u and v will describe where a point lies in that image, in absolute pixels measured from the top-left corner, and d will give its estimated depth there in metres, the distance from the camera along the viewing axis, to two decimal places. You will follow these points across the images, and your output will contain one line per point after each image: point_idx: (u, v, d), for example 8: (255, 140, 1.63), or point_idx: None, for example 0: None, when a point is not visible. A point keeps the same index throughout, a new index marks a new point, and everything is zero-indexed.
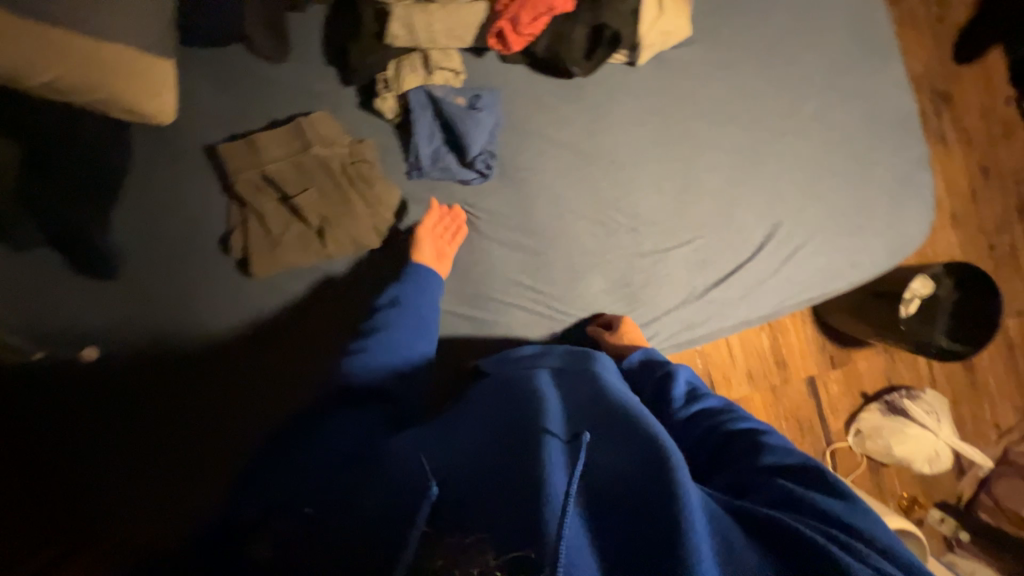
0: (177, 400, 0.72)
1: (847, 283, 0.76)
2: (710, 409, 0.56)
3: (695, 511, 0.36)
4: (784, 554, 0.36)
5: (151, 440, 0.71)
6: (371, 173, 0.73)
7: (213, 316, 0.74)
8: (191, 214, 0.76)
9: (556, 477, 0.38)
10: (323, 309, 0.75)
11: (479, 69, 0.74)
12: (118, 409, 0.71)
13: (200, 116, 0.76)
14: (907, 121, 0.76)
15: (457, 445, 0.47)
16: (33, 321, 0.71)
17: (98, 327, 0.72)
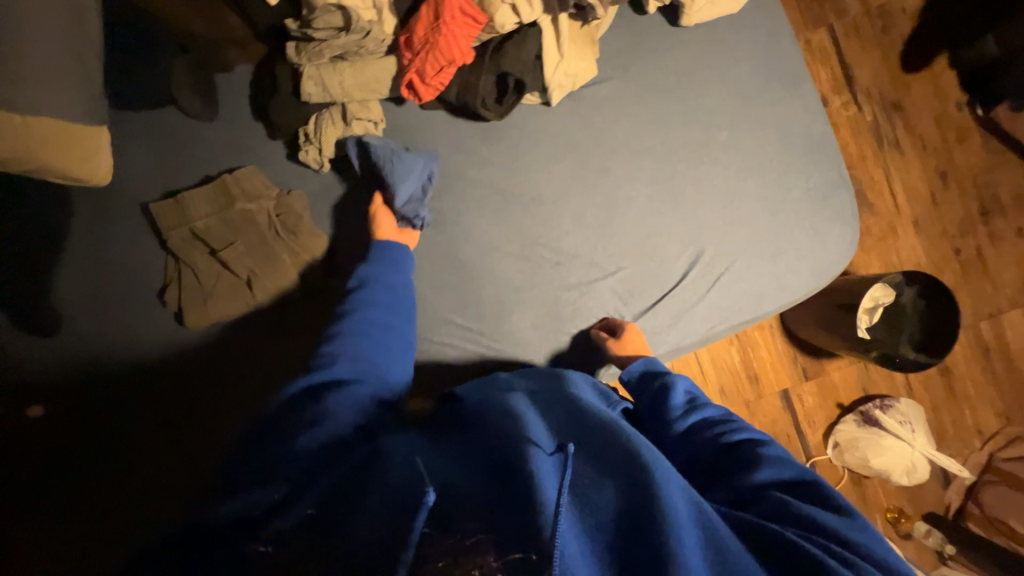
0: (169, 424, 0.76)
1: (775, 305, 0.77)
2: (709, 418, 0.59)
3: (683, 523, 0.39)
4: (778, 561, 0.40)
5: (150, 463, 0.75)
6: (298, 223, 0.75)
7: (188, 347, 0.77)
8: (128, 270, 0.78)
9: (547, 487, 0.41)
10: (293, 334, 0.76)
11: (398, 118, 0.77)
12: (114, 436, 0.75)
13: (135, 177, 0.78)
14: (822, 144, 0.77)
15: (453, 457, 0.49)
16: None
17: (54, 379, 0.76)
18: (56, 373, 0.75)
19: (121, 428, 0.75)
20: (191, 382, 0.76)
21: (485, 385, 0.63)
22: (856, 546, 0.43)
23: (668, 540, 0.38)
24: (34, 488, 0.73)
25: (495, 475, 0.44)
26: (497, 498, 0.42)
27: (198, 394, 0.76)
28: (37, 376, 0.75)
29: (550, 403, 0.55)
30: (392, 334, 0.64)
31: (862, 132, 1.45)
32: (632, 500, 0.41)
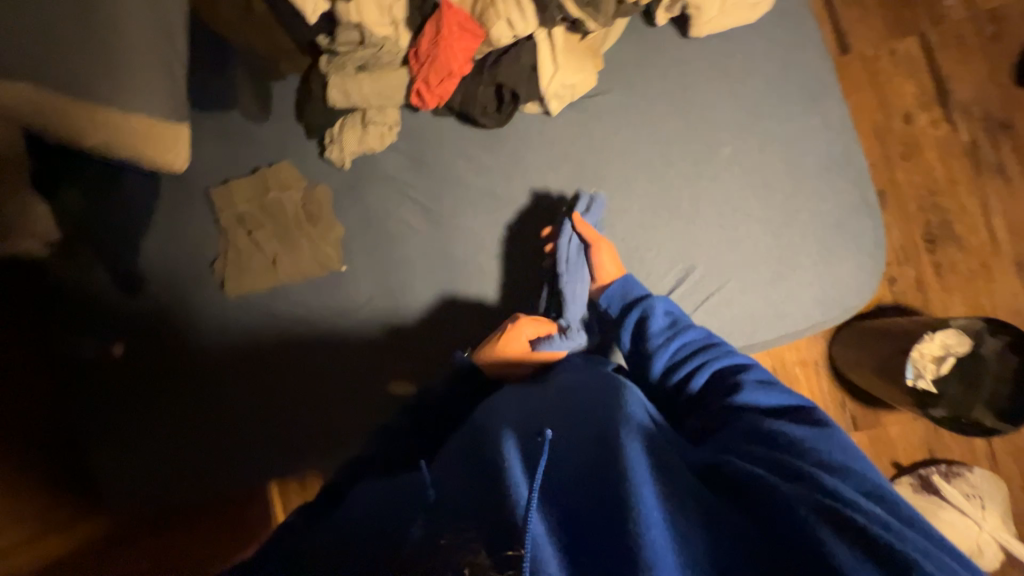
0: (230, 386, 0.91)
1: (772, 334, 0.72)
2: (691, 361, 0.60)
3: (642, 485, 0.38)
4: (732, 491, 0.41)
5: (220, 419, 0.91)
6: (320, 213, 0.86)
7: (236, 315, 0.90)
8: (193, 243, 0.96)
9: (519, 481, 0.39)
10: (327, 312, 0.87)
11: (412, 123, 0.84)
12: (189, 395, 0.92)
13: (203, 166, 0.95)
14: (842, 164, 0.71)
15: (441, 470, 0.47)
16: (89, 321, 0.96)
17: (138, 332, 0.95)
18: (141, 328, 0.95)
19: (191, 383, 0.92)
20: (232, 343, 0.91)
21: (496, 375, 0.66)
22: (822, 458, 0.45)
23: (629, 496, 0.36)
24: (116, 424, 0.93)
25: (473, 473, 0.42)
26: (474, 489, 0.40)
27: (241, 357, 0.91)
28: (128, 325, 0.96)
29: (532, 396, 0.55)
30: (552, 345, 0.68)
31: (955, 155, 1.25)
32: (597, 456, 0.41)
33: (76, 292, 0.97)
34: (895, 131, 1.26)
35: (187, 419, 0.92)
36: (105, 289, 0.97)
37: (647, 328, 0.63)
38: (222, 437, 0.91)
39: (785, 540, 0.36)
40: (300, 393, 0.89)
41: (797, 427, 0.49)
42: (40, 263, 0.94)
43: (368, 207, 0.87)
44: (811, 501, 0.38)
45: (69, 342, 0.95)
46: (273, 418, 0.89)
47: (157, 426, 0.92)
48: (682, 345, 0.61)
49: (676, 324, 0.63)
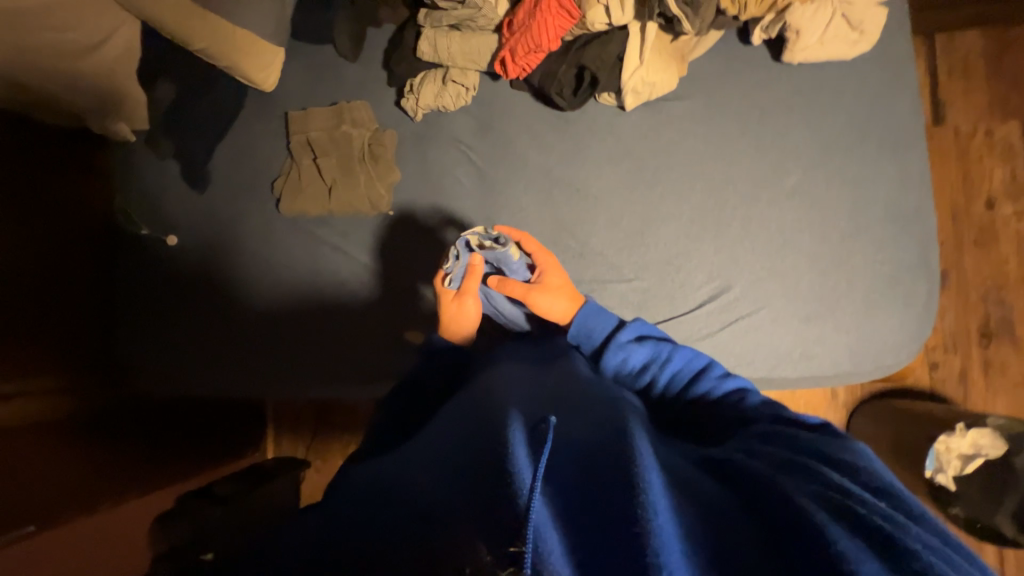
0: (276, 307, 1.00)
1: (793, 371, 0.70)
2: (683, 388, 0.58)
3: (650, 471, 0.37)
4: (750, 498, 0.39)
5: (261, 334, 1.01)
6: (382, 155, 0.90)
7: (291, 237, 0.98)
8: (262, 160, 1.03)
9: (522, 463, 0.37)
10: (374, 253, 0.93)
11: (488, 90, 0.87)
12: (240, 306, 1.03)
13: (288, 91, 1.01)
14: (910, 219, 0.68)
15: (437, 453, 0.46)
16: (169, 214, 1.09)
17: (206, 235, 1.06)
18: (204, 237, 1.06)
19: (243, 294, 1.03)
20: (279, 263, 1.00)
21: (501, 352, 0.65)
22: (835, 455, 0.43)
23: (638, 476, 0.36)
24: (176, 313, 1.06)
25: (464, 465, 0.42)
26: (466, 482, 0.40)
27: (282, 281, 0.99)
28: (194, 231, 1.07)
29: (529, 383, 0.54)
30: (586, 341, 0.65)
31: None
32: (597, 442, 0.41)
33: (161, 184, 1.09)
34: (972, 214, 1.20)
35: (235, 328, 1.03)
36: (185, 188, 1.08)
37: (632, 358, 0.61)
38: (260, 353, 1.00)
39: (797, 536, 0.34)
40: (329, 322, 0.96)
41: (807, 429, 0.47)
42: (149, 157, 1.09)
43: (429, 162, 0.90)
44: (820, 495, 0.37)
45: (152, 234, 1.09)
46: (302, 340, 0.98)
47: (208, 327, 1.04)
48: (669, 372, 0.60)
49: (657, 354, 0.61)
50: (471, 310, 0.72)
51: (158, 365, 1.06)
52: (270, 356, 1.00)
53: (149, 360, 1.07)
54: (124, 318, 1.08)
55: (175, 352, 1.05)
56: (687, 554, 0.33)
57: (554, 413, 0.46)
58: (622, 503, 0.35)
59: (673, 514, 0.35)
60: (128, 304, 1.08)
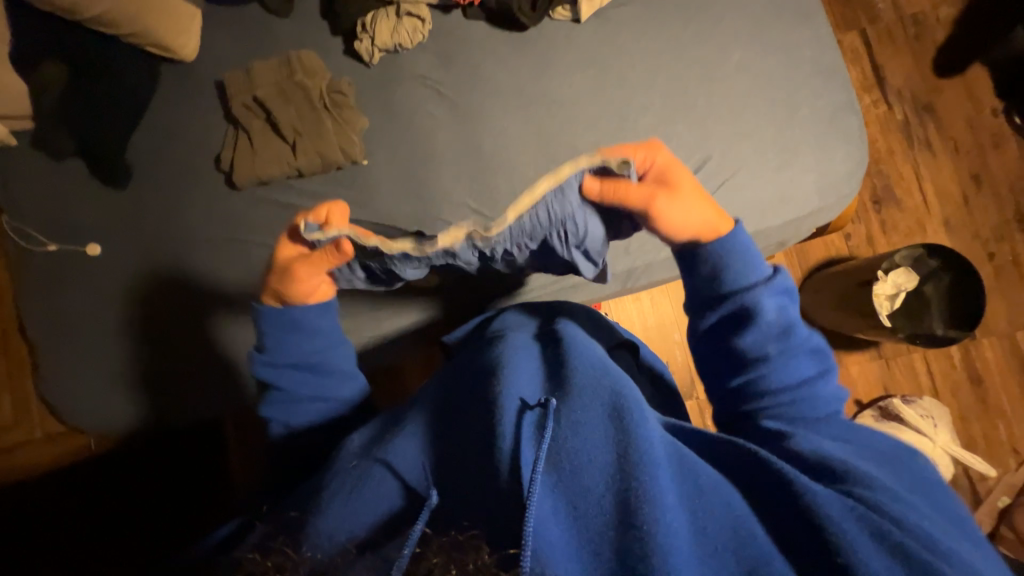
0: (249, 297, 0.89)
1: (778, 218, 0.80)
2: (786, 378, 0.59)
3: (662, 493, 0.45)
4: (755, 483, 0.49)
5: (236, 331, 0.89)
6: (344, 102, 0.86)
7: (256, 213, 0.89)
8: (196, 138, 0.92)
9: (527, 455, 0.49)
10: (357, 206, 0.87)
11: (443, 23, 0.88)
12: (200, 306, 0.90)
13: (214, 59, 0.92)
14: (831, 70, 0.81)
15: (452, 423, 0.57)
16: (84, 222, 0.92)
17: (138, 236, 0.92)
18: (137, 240, 0.92)
19: (201, 290, 0.90)
20: (242, 243, 0.90)
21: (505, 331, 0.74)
22: (886, 458, 0.52)
23: (644, 495, 0.45)
24: (116, 333, 0.90)
25: (498, 475, 0.49)
26: (479, 489, 0.50)
27: (249, 262, 0.89)
28: (120, 236, 0.92)
29: (547, 369, 0.62)
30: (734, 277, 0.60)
31: (891, 130, 1.47)
32: (620, 448, 0.49)
33: (67, 188, 0.92)
34: None
35: (199, 332, 0.89)
36: (98, 187, 0.92)
37: (755, 328, 0.59)
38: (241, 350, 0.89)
39: (802, 529, 0.44)
40: None
41: (884, 442, 0.54)
42: (43, 161, 0.92)
43: (394, 102, 0.88)
44: (854, 507, 0.45)
45: (63, 248, 0.91)
46: None
47: (161, 339, 0.90)
48: (784, 358, 0.59)
49: (787, 332, 0.60)
50: (289, 276, 0.65)
51: (101, 402, 0.88)
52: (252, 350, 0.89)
53: (88, 399, 0.88)
54: (47, 354, 0.89)
55: (123, 378, 0.89)
56: (692, 551, 0.43)
57: (569, 397, 0.55)
58: (629, 518, 0.44)
59: (673, 526, 0.43)
60: (49, 337, 0.90)
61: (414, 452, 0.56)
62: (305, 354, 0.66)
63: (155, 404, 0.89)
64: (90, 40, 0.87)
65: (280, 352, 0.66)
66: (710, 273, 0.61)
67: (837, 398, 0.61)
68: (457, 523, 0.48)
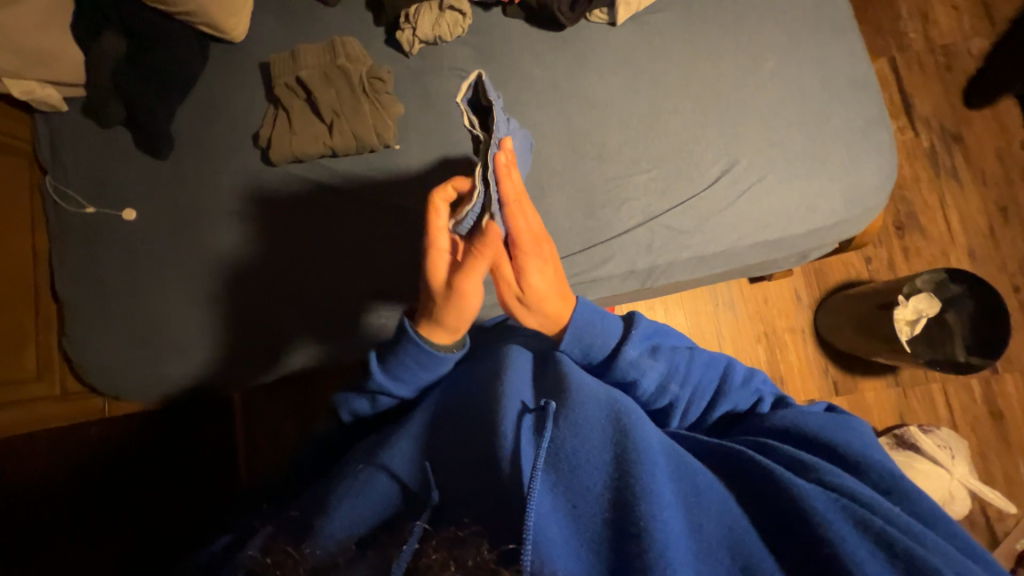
0: (275, 273, 0.92)
1: (802, 225, 0.80)
2: (700, 404, 0.65)
3: (657, 490, 0.46)
4: (753, 489, 0.49)
5: (258, 306, 0.91)
6: (383, 88, 0.89)
7: (289, 190, 0.92)
8: (238, 115, 0.96)
9: (527, 454, 0.50)
10: (388, 188, 0.90)
11: (484, 19, 0.91)
12: (226, 278, 0.92)
13: (263, 41, 0.96)
14: (864, 85, 0.82)
15: (452, 421, 0.58)
16: (125, 189, 0.95)
17: (176, 206, 0.95)
18: (174, 210, 0.94)
19: (229, 260, 0.92)
20: (274, 219, 0.92)
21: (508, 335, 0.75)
22: (837, 450, 0.54)
23: (641, 492, 0.45)
24: (144, 299, 0.92)
25: (501, 471, 0.49)
26: (492, 478, 0.50)
27: (278, 238, 0.92)
28: (158, 205, 0.95)
29: (545, 369, 0.62)
30: (598, 344, 0.63)
31: (918, 157, 1.46)
32: (617, 446, 0.49)
33: (112, 156, 0.96)
34: None
35: (222, 303, 0.91)
36: (143, 156, 0.96)
37: (642, 383, 0.63)
38: (262, 325, 0.91)
39: (795, 528, 0.45)
40: (342, 275, 0.90)
41: (811, 418, 0.58)
42: (92, 128, 0.96)
43: (432, 93, 0.90)
44: (838, 500, 0.46)
45: (102, 212, 0.95)
46: (310, 298, 0.91)
47: (186, 308, 0.92)
48: (688, 392, 0.64)
49: (673, 370, 0.64)
50: (465, 303, 0.60)
51: (126, 364, 0.91)
52: (274, 326, 0.91)
53: (113, 361, 0.91)
54: (76, 314, 0.92)
55: (146, 343, 0.91)
56: (690, 549, 0.44)
57: (568, 396, 0.54)
58: (627, 514, 0.45)
59: (668, 522, 0.44)
60: (80, 297, 0.93)
61: (409, 450, 0.57)
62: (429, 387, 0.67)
63: (173, 371, 0.91)
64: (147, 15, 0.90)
65: (405, 378, 0.65)
66: (581, 353, 0.64)
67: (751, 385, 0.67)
68: (456, 521, 0.46)
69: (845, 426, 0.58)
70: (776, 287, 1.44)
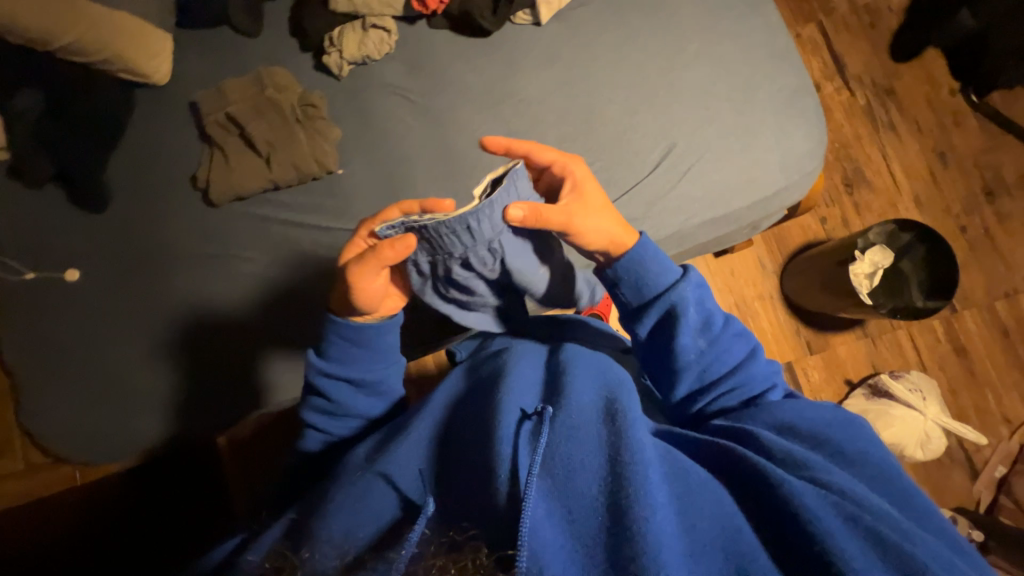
0: (233, 313, 0.89)
1: (745, 199, 0.82)
2: (722, 368, 0.70)
3: (650, 496, 0.44)
4: (739, 487, 0.51)
5: (219, 348, 0.89)
6: (317, 114, 0.88)
7: (236, 227, 0.90)
8: (173, 159, 0.93)
9: (521, 457, 0.49)
10: (338, 213, 0.89)
11: (409, 33, 0.90)
12: (181, 326, 0.90)
13: (188, 80, 0.94)
14: (784, 54, 0.84)
15: (450, 442, 0.57)
16: (64, 248, 0.92)
17: (119, 258, 0.92)
18: (120, 263, 0.92)
19: (183, 307, 0.90)
20: (225, 258, 0.90)
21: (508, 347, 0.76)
22: (840, 447, 0.56)
23: (635, 499, 0.44)
24: (99, 359, 0.90)
25: (497, 496, 0.47)
26: (478, 488, 0.49)
27: (231, 277, 0.90)
28: (102, 260, 0.92)
29: (547, 377, 0.63)
30: (656, 271, 0.71)
31: (856, 115, 1.51)
32: (611, 449, 0.49)
33: (46, 215, 0.93)
34: None
35: (182, 351, 0.89)
36: (78, 213, 0.93)
37: (684, 324, 0.69)
38: (226, 368, 0.89)
39: (779, 520, 0.47)
40: (301, 306, 0.89)
41: (818, 415, 0.61)
42: (19, 191, 0.93)
43: (367, 112, 0.90)
44: (830, 498, 0.47)
45: (42, 275, 0.91)
46: (273, 334, 0.89)
47: (144, 361, 0.89)
48: (709, 357, 0.70)
49: (708, 324, 0.71)
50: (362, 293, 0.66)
51: (88, 428, 0.88)
52: (237, 366, 0.89)
53: (75, 426, 0.88)
54: (29, 384, 0.89)
55: (107, 403, 0.88)
56: (684, 550, 0.43)
57: (564, 403, 0.55)
58: (619, 520, 0.43)
59: (664, 530, 0.43)
60: (30, 366, 0.89)
61: (414, 461, 0.57)
62: (369, 368, 0.71)
63: (136, 425, 0.88)
64: (65, 68, 0.88)
65: (341, 365, 0.70)
66: (634, 286, 0.71)
67: (771, 373, 0.72)
68: (454, 527, 0.48)
69: (849, 426, 0.59)
70: (740, 258, 1.48)
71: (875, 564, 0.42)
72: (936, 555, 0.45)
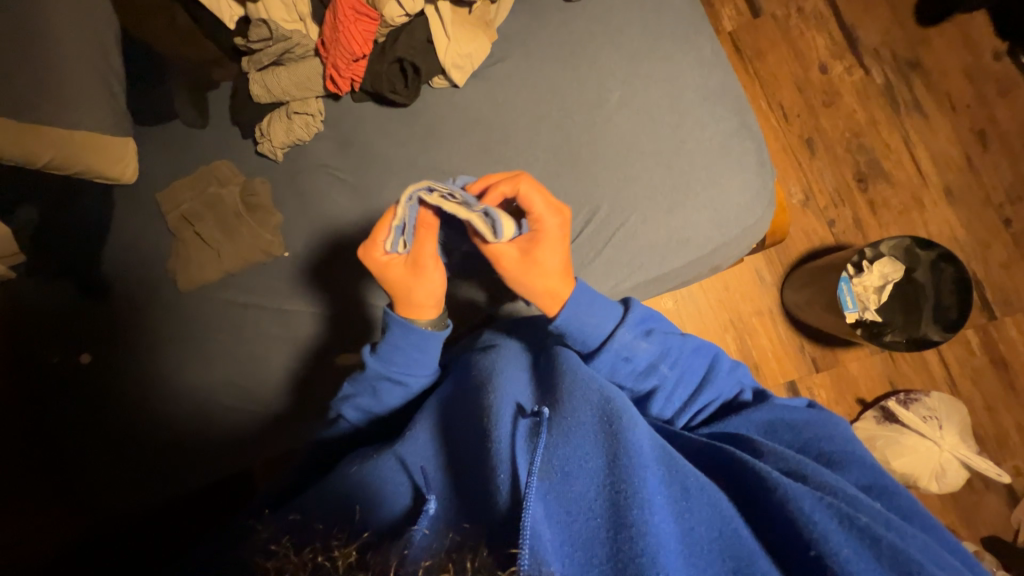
0: (200, 387, 0.96)
1: (678, 260, 0.77)
2: (688, 387, 0.71)
3: (649, 497, 0.48)
4: (747, 490, 0.54)
5: (190, 418, 0.96)
6: (258, 202, 0.94)
7: (198, 308, 0.98)
8: (148, 248, 1.03)
9: (519, 461, 0.53)
10: (286, 291, 0.95)
11: (335, 110, 0.92)
12: (156, 401, 0.97)
13: (152, 174, 1.02)
14: (716, 94, 0.78)
15: (452, 443, 0.63)
16: (51, 335, 1.01)
17: (97, 342, 1.00)
18: (102, 346, 1.00)
19: (155, 384, 0.97)
20: (191, 339, 0.98)
21: (496, 345, 0.78)
22: (822, 450, 0.61)
23: (633, 501, 0.47)
24: (86, 437, 0.97)
25: (498, 505, 0.50)
26: (476, 497, 0.53)
27: (197, 355, 0.97)
28: (85, 343, 1.01)
29: (536, 381, 0.68)
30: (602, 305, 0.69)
31: (872, 96, 1.32)
32: (609, 451, 0.52)
33: (34, 307, 1.02)
34: (814, 81, 1.33)
35: (160, 427, 0.96)
36: (65, 302, 1.02)
37: (632, 360, 0.68)
38: (198, 436, 0.96)
39: (783, 526, 0.50)
40: (260, 379, 0.95)
41: (798, 413, 0.66)
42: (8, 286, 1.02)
43: (304, 193, 0.93)
44: (825, 499, 0.50)
45: (34, 359, 1.00)
46: (236, 406, 0.96)
47: (124, 436, 0.96)
48: (674, 373, 0.70)
49: (664, 353, 0.70)
50: (426, 278, 0.70)
51: (80, 501, 0.96)
52: (205, 436, 0.96)
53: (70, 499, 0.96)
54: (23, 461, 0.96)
55: (94, 477, 0.96)
56: (682, 551, 0.47)
57: (560, 406, 0.59)
58: (619, 522, 0.47)
59: (661, 527, 0.46)
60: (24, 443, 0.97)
61: (425, 448, 0.64)
62: (421, 371, 0.74)
63: (127, 496, 0.96)
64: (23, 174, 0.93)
65: (396, 367, 0.73)
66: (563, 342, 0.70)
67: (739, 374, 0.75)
68: (455, 528, 0.49)
69: (828, 424, 0.65)
70: (733, 272, 1.33)
71: (871, 564, 0.46)
72: (931, 554, 0.49)
